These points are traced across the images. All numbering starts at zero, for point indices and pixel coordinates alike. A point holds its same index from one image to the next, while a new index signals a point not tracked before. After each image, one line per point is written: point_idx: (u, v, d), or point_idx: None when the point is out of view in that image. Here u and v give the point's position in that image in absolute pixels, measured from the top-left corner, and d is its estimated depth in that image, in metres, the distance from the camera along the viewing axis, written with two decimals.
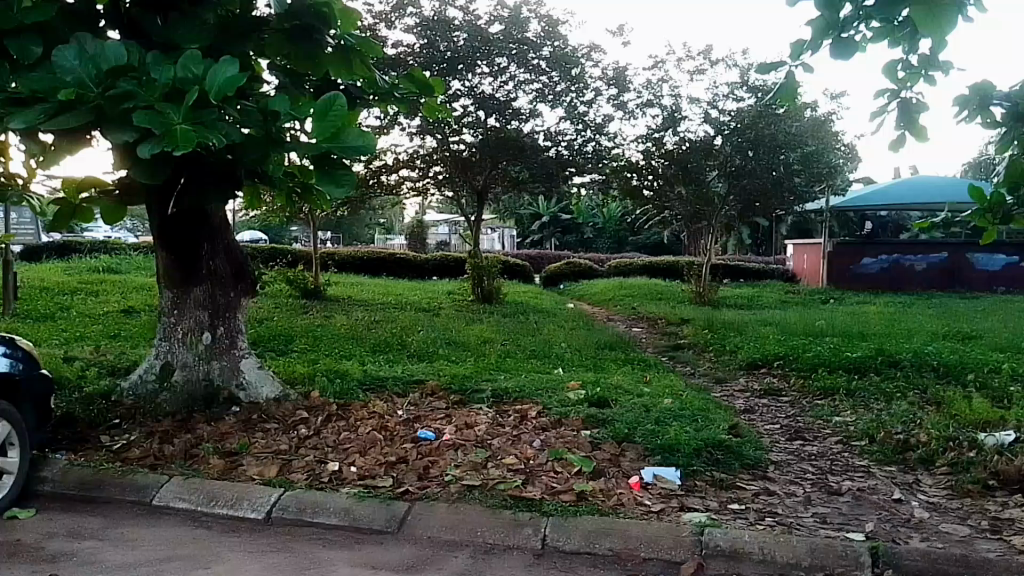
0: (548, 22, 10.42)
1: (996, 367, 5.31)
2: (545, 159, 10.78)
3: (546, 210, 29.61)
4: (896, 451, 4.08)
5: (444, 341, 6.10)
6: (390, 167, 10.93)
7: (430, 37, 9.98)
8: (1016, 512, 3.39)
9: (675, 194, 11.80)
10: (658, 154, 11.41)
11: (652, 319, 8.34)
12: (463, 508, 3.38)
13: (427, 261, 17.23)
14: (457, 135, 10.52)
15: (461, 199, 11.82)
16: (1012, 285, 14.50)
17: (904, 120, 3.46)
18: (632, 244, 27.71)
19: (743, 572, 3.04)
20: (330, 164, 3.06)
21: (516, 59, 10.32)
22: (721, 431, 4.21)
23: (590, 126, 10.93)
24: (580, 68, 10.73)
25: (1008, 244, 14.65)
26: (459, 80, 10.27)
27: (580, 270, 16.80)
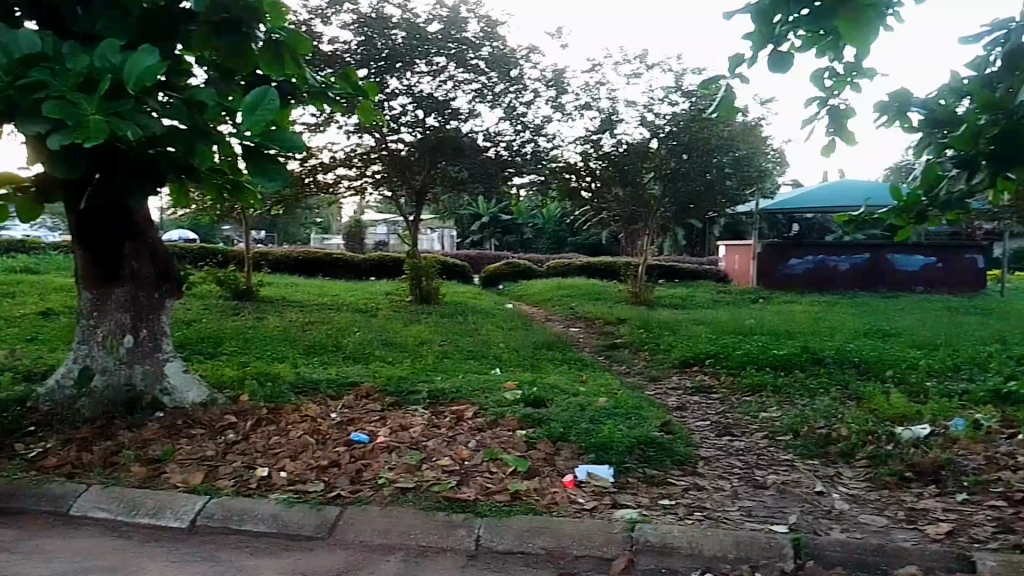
0: (487, 23, 10.45)
1: (912, 364, 5.53)
2: (484, 159, 10.74)
3: (485, 211, 29.73)
4: (819, 445, 4.21)
5: (380, 342, 6.05)
6: (326, 165, 10.78)
7: (367, 35, 9.93)
8: (930, 503, 3.55)
9: (611, 196, 11.95)
10: (595, 156, 11.56)
11: (589, 319, 8.43)
12: (395, 511, 3.36)
13: (364, 261, 17.08)
14: (396, 134, 10.50)
15: (400, 199, 11.73)
16: (930, 285, 15.08)
17: (834, 126, 3.60)
18: (571, 244, 28.01)
19: (672, 566, 3.10)
20: (261, 156, 2.98)
21: (454, 59, 10.30)
22: (653, 428, 4.28)
23: (528, 126, 10.97)
24: (519, 69, 10.79)
25: (926, 245, 15.19)
26: (397, 78, 10.19)
27: (520, 270, 16.87)
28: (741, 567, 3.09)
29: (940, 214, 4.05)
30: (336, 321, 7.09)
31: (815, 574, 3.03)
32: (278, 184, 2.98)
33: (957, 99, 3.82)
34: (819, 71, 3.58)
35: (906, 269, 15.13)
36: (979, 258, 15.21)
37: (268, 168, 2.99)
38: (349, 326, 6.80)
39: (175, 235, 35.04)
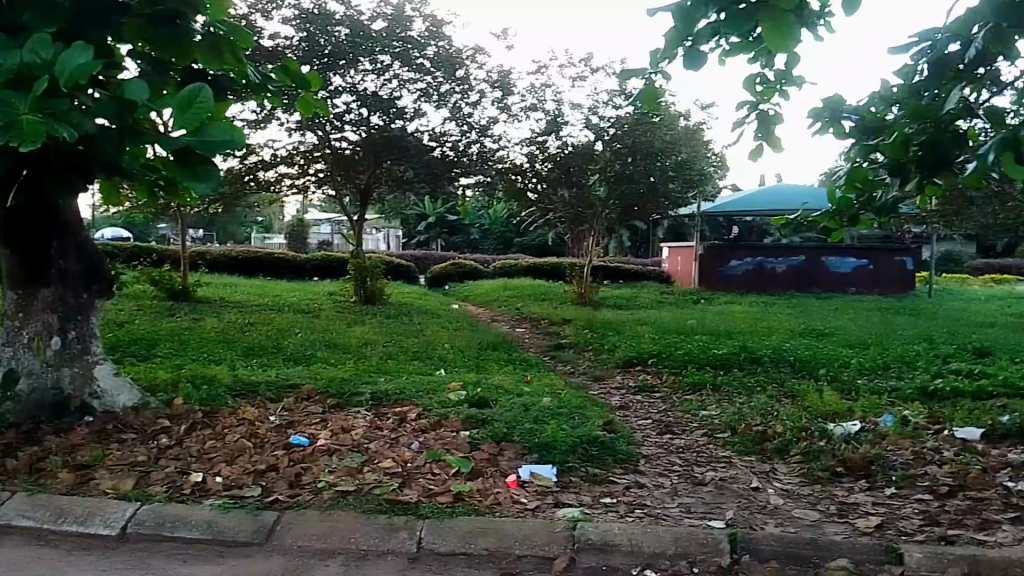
0: (432, 22, 10.41)
1: (845, 362, 5.71)
2: (430, 159, 10.70)
3: (431, 211, 29.63)
4: (755, 442, 4.31)
5: (323, 342, 5.97)
6: (267, 163, 10.64)
7: (309, 31, 9.83)
8: (860, 497, 3.67)
9: (557, 197, 12.04)
10: (541, 159, 11.70)
11: (535, 319, 8.49)
12: (335, 515, 3.32)
13: (307, 261, 16.85)
14: (339, 133, 10.42)
15: (344, 198, 11.60)
16: (860, 285, 15.56)
17: (763, 132, 3.96)
18: (517, 245, 28.20)
19: (613, 564, 3.13)
20: (192, 157, 2.87)
21: (399, 57, 10.22)
22: (596, 427, 4.33)
23: (474, 126, 10.95)
24: (465, 70, 10.79)
25: (859, 247, 15.65)
26: (340, 76, 10.10)
27: (467, 270, 16.83)
28: (678, 562, 3.14)
29: (870, 216, 4.20)
30: (278, 322, 6.98)
31: (750, 568, 3.09)
32: (208, 188, 2.88)
33: (886, 107, 3.98)
34: (750, 76, 3.86)
35: (839, 271, 15.60)
36: (908, 259, 15.75)
37: (198, 172, 2.88)
38: (291, 327, 6.70)
39: (109, 233, 34.01)
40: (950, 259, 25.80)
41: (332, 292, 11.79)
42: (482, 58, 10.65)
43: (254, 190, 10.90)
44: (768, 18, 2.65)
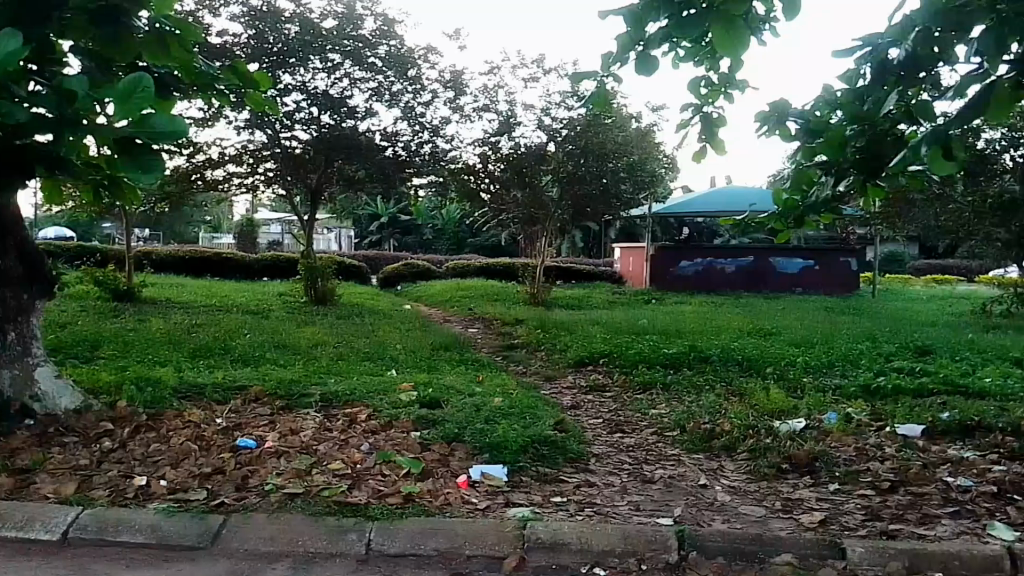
0: (384, 20, 10.37)
1: (791, 360, 5.82)
2: (382, 159, 10.66)
3: (384, 211, 30.12)
4: (704, 439, 4.37)
5: (272, 344, 5.90)
6: (215, 162, 10.55)
7: (258, 28, 9.78)
8: (804, 493, 3.74)
9: (510, 198, 12.06)
10: (494, 159, 11.71)
11: (488, 319, 8.50)
12: (283, 518, 3.27)
13: (257, 261, 16.62)
14: (289, 131, 10.32)
15: (294, 198, 11.49)
16: (807, 285, 15.83)
17: (708, 133, 4.38)
18: (471, 246, 28.30)
19: (562, 562, 3.14)
20: (135, 147, 2.55)
21: (350, 56, 10.17)
22: (548, 426, 4.35)
23: (426, 127, 10.95)
24: (418, 69, 10.75)
25: (807, 248, 15.90)
26: (290, 74, 10.01)
27: (421, 270, 16.80)
28: (628, 560, 3.16)
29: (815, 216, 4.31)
30: (226, 323, 6.87)
31: (697, 564, 3.13)
32: (151, 181, 2.57)
33: (830, 110, 4.08)
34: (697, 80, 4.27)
35: (786, 271, 15.84)
36: (854, 261, 15.98)
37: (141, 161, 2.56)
38: (240, 328, 6.60)
39: (53, 232, 33.21)
40: (894, 261, 26.54)
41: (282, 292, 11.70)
42: (435, 58, 10.64)
43: (202, 190, 10.83)
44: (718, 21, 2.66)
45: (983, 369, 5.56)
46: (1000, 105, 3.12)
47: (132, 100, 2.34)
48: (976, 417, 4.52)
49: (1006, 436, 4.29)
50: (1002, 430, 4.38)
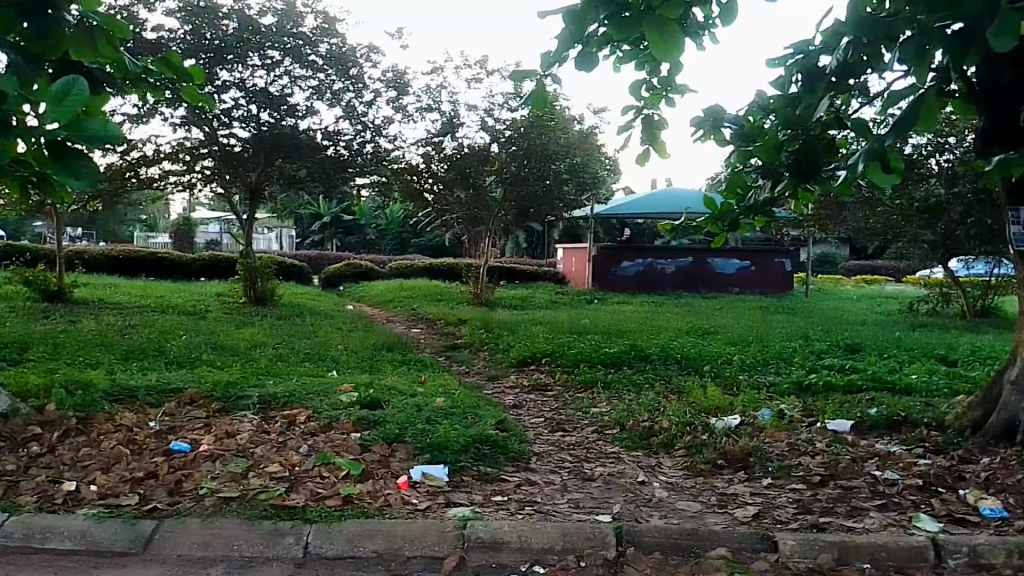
0: (324, 19, 10.28)
1: (728, 359, 5.94)
2: (323, 159, 10.55)
3: (327, 211, 29.96)
4: (643, 437, 4.44)
5: (207, 345, 5.79)
6: (150, 159, 10.37)
7: (195, 24, 9.64)
8: (739, 488, 3.83)
9: (454, 198, 12.07)
10: (437, 158, 11.70)
11: (431, 319, 8.51)
12: (218, 522, 3.23)
13: (193, 261, 16.26)
14: (227, 129, 10.16)
15: (233, 196, 11.31)
16: (743, 285, 16.21)
17: (649, 135, 4.49)
18: (415, 246, 28.36)
19: (501, 561, 3.15)
20: (65, 150, 2.15)
21: (290, 54, 10.07)
22: (489, 426, 4.36)
23: (369, 126, 10.87)
24: (359, 69, 10.67)
25: (743, 250, 16.26)
26: (227, 71, 9.87)
27: (364, 271, 16.67)
28: (567, 557, 3.18)
29: (748, 220, 4.45)
30: (162, 324, 6.73)
31: (635, 560, 3.17)
32: (81, 187, 2.18)
33: (763, 116, 4.20)
34: (638, 84, 4.49)
35: (724, 272, 16.20)
36: (787, 262, 16.50)
37: (68, 163, 2.16)
38: (176, 329, 6.50)
39: None
40: (827, 262, 27.49)
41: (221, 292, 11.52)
42: (377, 57, 10.56)
43: (137, 187, 10.66)
44: (656, 26, 2.59)
45: (909, 366, 5.76)
46: (929, 117, 3.22)
47: (69, 104, 1.98)
48: (902, 413, 4.71)
49: (929, 431, 4.48)
50: (926, 425, 4.57)
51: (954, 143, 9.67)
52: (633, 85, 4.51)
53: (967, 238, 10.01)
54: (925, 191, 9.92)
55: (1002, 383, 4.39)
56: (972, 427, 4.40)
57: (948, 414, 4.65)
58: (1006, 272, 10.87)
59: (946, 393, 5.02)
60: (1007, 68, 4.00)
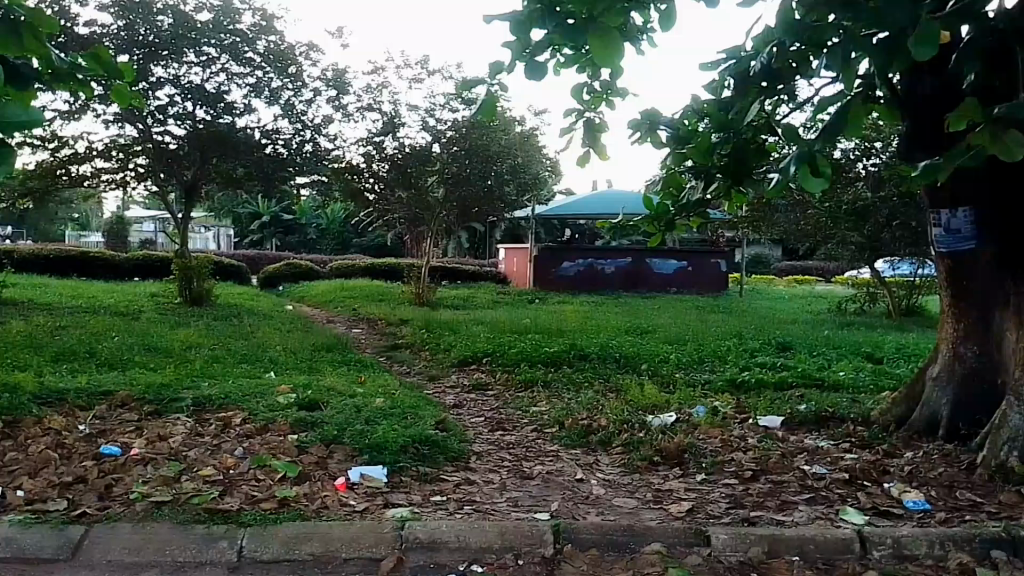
0: (262, 16, 10.13)
1: (665, 357, 6.05)
2: (260, 157, 10.40)
3: (265, 210, 29.67)
4: (581, 435, 4.50)
5: (140, 346, 5.69)
6: (80, 156, 10.12)
7: (128, 19, 9.45)
8: (674, 483, 3.92)
9: (395, 198, 12.05)
10: (379, 158, 11.61)
11: (371, 319, 8.47)
12: (150, 526, 3.17)
13: (127, 260, 15.92)
14: (161, 126, 9.96)
15: (169, 195, 11.07)
16: (681, 285, 16.49)
17: (591, 138, 4.55)
18: (355, 246, 28.33)
19: (440, 561, 3.16)
20: None
21: (226, 51, 9.91)
22: (429, 426, 4.37)
23: (308, 125, 10.72)
24: (298, 66, 10.52)
25: (680, 250, 16.56)
26: (162, 67, 9.69)
27: (303, 270, 16.50)
28: (505, 556, 3.21)
29: (684, 220, 4.56)
30: (93, 324, 6.59)
31: (572, 557, 3.21)
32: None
33: (697, 118, 4.31)
34: (579, 87, 4.58)
35: (662, 272, 16.46)
36: (723, 262, 16.83)
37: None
38: (107, 329, 6.37)
39: None
40: (760, 262, 28.32)
41: (155, 292, 11.31)
42: (316, 55, 10.43)
43: (67, 185, 10.41)
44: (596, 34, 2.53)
45: (838, 363, 5.95)
46: (854, 120, 3.31)
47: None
48: (830, 409, 4.87)
49: (856, 426, 4.64)
50: (852, 420, 4.74)
51: (881, 148, 10.12)
52: (574, 89, 4.61)
53: (893, 240, 10.40)
54: (853, 194, 10.27)
55: (923, 382, 4.61)
56: (896, 423, 4.59)
57: (872, 410, 4.83)
58: (930, 273, 11.31)
59: (872, 391, 5.19)
60: (929, 77, 4.21)
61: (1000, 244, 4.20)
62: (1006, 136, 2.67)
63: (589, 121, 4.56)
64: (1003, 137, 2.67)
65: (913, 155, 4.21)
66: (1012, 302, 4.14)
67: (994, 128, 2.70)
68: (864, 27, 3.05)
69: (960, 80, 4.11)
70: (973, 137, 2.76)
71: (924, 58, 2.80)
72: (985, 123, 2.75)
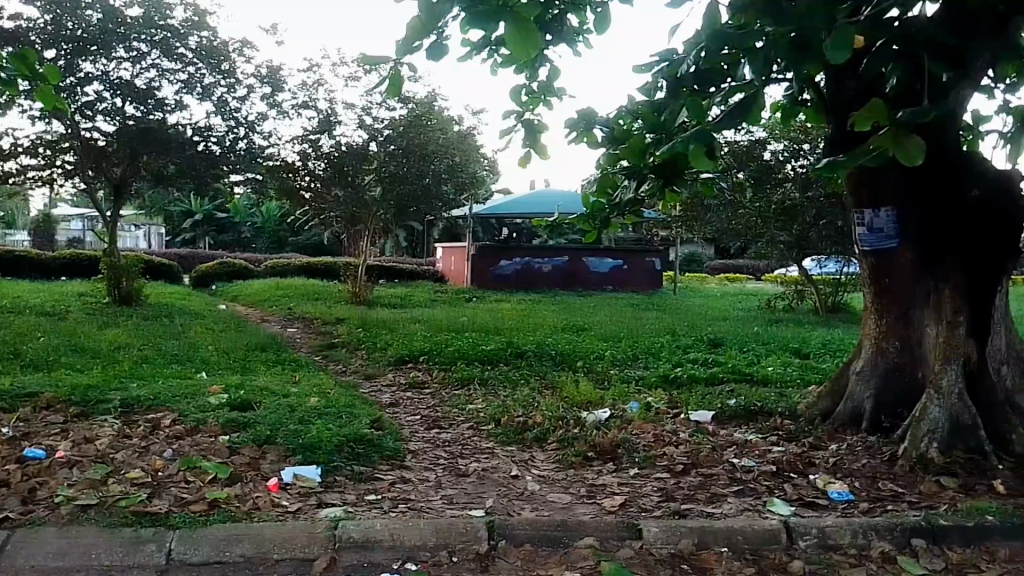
0: (194, 11, 9.93)
1: (600, 354, 6.14)
2: (192, 155, 10.22)
3: (198, 208, 29.26)
4: (516, 432, 4.54)
5: (67, 346, 5.56)
6: (7, 153, 9.82)
7: (55, 13, 9.21)
8: (607, 478, 3.98)
9: (331, 197, 12.12)
10: (315, 156, 11.64)
11: (307, 319, 8.36)
12: (76, 530, 3.11)
13: (53, 259, 15.50)
14: (89, 122, 9.73)
15: (97, 193, 10.82)
16: (617, 284, 16.69)
17: (530, 139, 4.59)
18: (291, 245, 28.30)
19: (373, 560, 3.15)
20: None
21: (158, 47, 9.72)
22: (363, 426, 4.35)
23: (241, 122, 10.55)
24: (231, 63, 10.36)
25: (615, 249, 16.78)
26: (91, 62, 9.45)
27: (238, 270, 16.30)
28: (439, 553, 3.22)
29: (619, 219, 4.64)
30: (16, 325, 6.39)
31: (506, 553, 3.24)
32: None
33: (631, 119, 4.38)
34: (517, 88, 4.62)
35: (598, 271, 16.65)
36: (656, 260, 17.09)
37: None
38: (30, 330, 6.19)
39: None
40: (692, 260, 28.93)
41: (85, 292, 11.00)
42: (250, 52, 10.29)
43: None
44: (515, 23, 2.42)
45: (766, 358, 6.12)
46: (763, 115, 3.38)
47: None
48: (758, 404, 5.01)
49: (782, 419, 4.79)
50: (780, 414, 4.88)
51: (808, 151, 10.50)
52: (512, 90, 4.66)
53: (819, 239, 10.73)
54: (782, 194, 10.59)
55: (848, 376, 4.76)
56: (821, 416, 4.74)
57: (799, 404, 4.98)
58: (855, 271, 11.75)
59: (799, 384, 5.37)
60: (851, 81, 4.26)
61: (923, 242, 4.33)
62: (908, 140, 2.77)
63: (527, 121, 4.60)
64: (905, 141, 2.77)
65: (835, 157, 4.28)
66: (933, 297, 4.29)
67: (897, 131, 2.80)
68: (787, 27, 3.12)
69: (878, 83, 4.22)
70: (878, 139, 2.86)
71: (837, 61, 2.87)
72: (889, 127, 2.85)
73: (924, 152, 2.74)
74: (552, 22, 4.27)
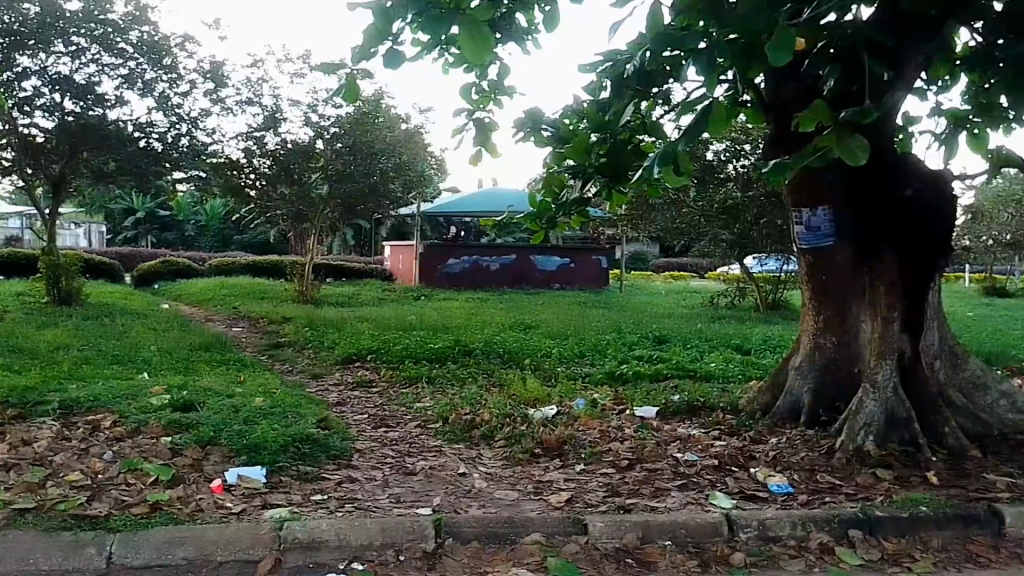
0: (134, 6, 9.71)
1: (547, 352, 6.19)
2: (134, 152, 10.03)
3: (139, 206, 28.71)
4: (464, 429, 4.57)
5: (2, 347, 5.43)
6: None
7: None
8: (553, 474, 4.02)
9: (277, 195, 12.03)
10: (260, 153, 11.62)
11: (254, 318, 8.23)
12: (11, 536, 3.05)
13: None
14: (27, 118, 9.47)
15: (38, 189, 10.52)
16: (564, 282, 16.76)
17: (481, 137, 4.61)
18: (238, 243, 28.05)
19: (320, 560, 3.15)
20: None
21: (97, 42, 9.49)
22: (310, 425, 4.34)
23: (184, 119, 10.37)
24: (172, 58, 10.18)
25: (562, 248, 16.85)
26: (28, 56, 9.19)
27: (181, 269, 16.03)
28: (386, 552, 3.22)
29: (566, 219, 4.67)
30: None
31: (452, 551, 3.26)
32: None
33: (578, 119, 4.43)
34: (467, 86, 4.62)
35: (545, 270, 16.72)
36: (603, 259, 17.16)
37: None
38: None
39: None
40: (638, 258, 29.34)
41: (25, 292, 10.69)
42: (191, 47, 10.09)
43: None
44: (468, 27, 2.49)
45: (710, 355, 6.24)
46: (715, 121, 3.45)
47: None
48: (702, 399, 5.11)
49: (724, 414, 4.89)
50: (722, 409, 4.99)
51: (749, 151, 10.72)
52: (463, 88, 4.66)
53: (759, 238, 10.98)
54: (725, 194, 10.82)
55: (787, 372, 4.89)
56: (761, 411, 4.86)
57: (740, 399, 5.09)
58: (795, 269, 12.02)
59: (740, 380, 5.49)
60: (791, 82, 4.35)
61: (858, 240, 4.46)
62: (851, 140, 2.87)
63: (478, 120, 4.61)
64: (848, 141, 2.88)
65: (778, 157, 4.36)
66: (869, 293, 4.42)
67: (840, 132, 2.90)
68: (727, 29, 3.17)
69: (817, 84, 4.31)
70: (822, 139, 2.95)
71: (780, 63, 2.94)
72: (831, 128, 2.94)
73: (867, 151, 2.84)
74: (500, 22, 4.28)
